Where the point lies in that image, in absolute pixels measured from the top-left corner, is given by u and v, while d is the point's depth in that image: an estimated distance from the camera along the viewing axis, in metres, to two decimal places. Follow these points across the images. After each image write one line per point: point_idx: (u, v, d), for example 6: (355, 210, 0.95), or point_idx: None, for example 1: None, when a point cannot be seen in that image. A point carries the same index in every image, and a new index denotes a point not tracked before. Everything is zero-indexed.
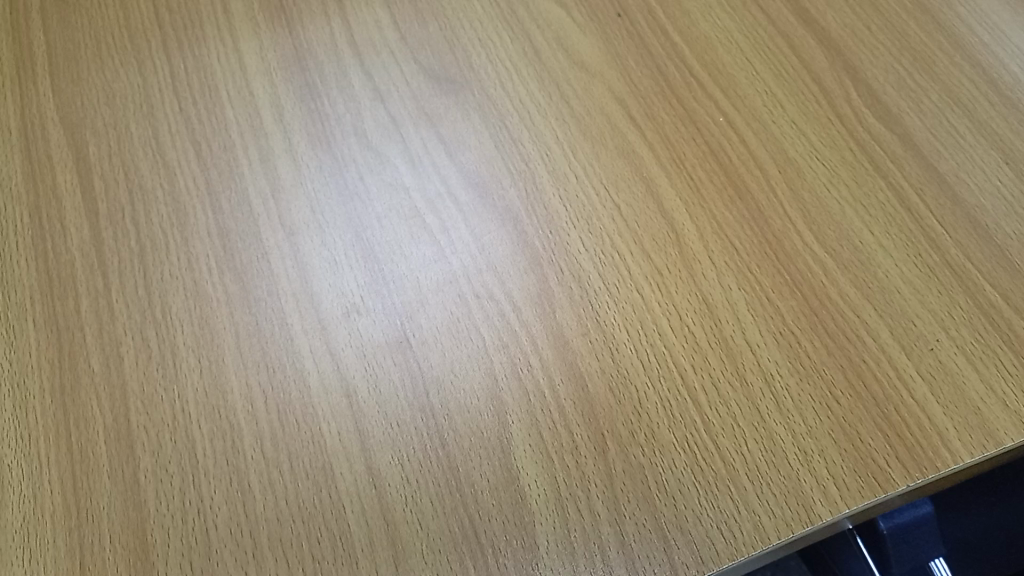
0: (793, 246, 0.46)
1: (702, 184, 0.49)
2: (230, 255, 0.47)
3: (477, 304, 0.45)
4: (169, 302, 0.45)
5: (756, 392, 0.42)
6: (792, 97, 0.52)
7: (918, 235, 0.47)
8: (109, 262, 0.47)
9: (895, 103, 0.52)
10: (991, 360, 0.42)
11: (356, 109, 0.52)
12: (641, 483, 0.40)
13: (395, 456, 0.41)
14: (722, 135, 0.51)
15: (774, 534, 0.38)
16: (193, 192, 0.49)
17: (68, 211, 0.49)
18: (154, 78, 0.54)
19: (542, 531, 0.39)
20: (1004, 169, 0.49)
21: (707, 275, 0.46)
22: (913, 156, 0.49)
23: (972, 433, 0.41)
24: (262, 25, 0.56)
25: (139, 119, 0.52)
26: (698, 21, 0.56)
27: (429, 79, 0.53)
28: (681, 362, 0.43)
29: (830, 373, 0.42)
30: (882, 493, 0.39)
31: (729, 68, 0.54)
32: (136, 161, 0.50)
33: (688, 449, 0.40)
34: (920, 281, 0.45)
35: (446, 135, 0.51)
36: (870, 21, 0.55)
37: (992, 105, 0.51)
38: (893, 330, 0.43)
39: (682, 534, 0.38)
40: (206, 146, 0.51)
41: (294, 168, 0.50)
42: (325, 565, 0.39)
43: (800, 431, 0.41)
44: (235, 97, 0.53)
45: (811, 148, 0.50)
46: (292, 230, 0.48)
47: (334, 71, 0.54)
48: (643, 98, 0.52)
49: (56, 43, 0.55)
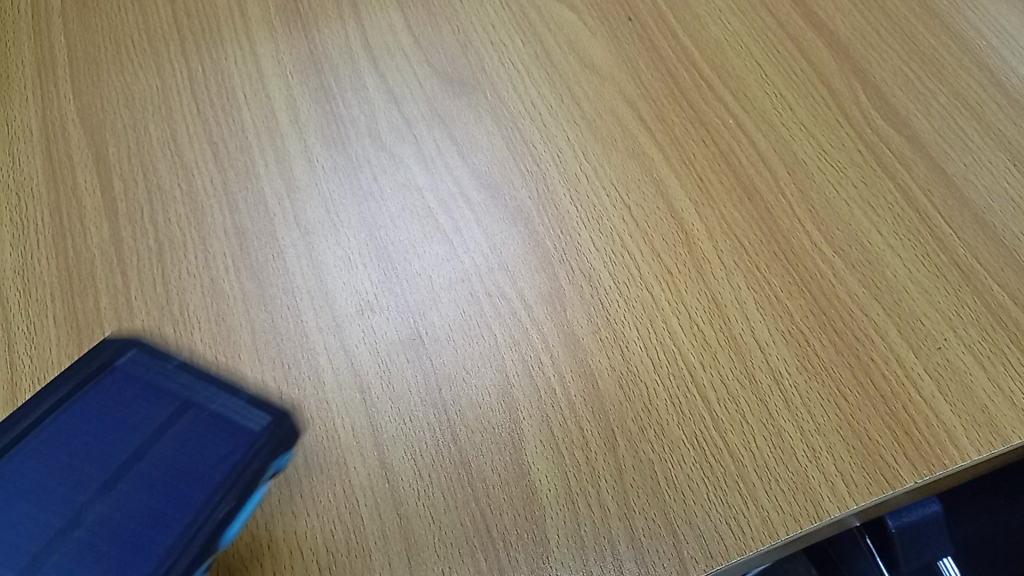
0: (801, 246, 0.47)
1: (712, 185, 0.50)
2: (246, 254, 0.48)
3: (488, 302, 0.46)
4: (187, 300, 0.46)
5: (765, 389, 0.42)
6: (801, 99, 0.53)
7: (926, 235, 0.47)
8: (128, 260, 0.48)
9: (903, 105, 0.52)
10: (999, 359, 0.43)
11: (371, 111, 0.53)
12: (650, 478, 0.40)
13: (408, 451, 0.41)
14: (732, 137, 0.51)
15: (782, 530, 0.39)
16: (210, 192, 0.50)
17: (88, 210, 0.49)
18: (173, 80, 0.55)
19: (552, 525, 0.39)
20: (1011, 171, 0.49)
21: (716, 275, 0.46)
22: (921, 158, 0.50)
23: (980, 430, 0.41)
24: (278, 29, 0.57)
25: (158, 121, 0.53)
26: (708, 25, 0.56)
27: (443, 81, 0.54)
28: (690, 360, 0.43)
29: (838, 371, 0.43)
30: (889, 489, 0.40)
31: (739, 71, 0.54)
32: (155, 162, 0.51)
33: (697, 445, 0.41)
34: (928, 281, 0.45)
35: (459, 136, 0.52)
36: (879, 25, 0.56)
37: (999, 107, 0.52)
38: (901, 329, 0.44)
39: (691, 529, 0.39)
40: (223, 147, 0.52)
41: (310, 168, 0.51)
42: (339, 558, 0.39)
43: (808, 428, 0.41)
44: (252, 99, 0.54)
45: (820, 150, 0.50)
46: (307, 229, 0.49)
47: (348, 73, 0.55)
48: (653, 100, 0.53)
49: (76, 46, 0.56)
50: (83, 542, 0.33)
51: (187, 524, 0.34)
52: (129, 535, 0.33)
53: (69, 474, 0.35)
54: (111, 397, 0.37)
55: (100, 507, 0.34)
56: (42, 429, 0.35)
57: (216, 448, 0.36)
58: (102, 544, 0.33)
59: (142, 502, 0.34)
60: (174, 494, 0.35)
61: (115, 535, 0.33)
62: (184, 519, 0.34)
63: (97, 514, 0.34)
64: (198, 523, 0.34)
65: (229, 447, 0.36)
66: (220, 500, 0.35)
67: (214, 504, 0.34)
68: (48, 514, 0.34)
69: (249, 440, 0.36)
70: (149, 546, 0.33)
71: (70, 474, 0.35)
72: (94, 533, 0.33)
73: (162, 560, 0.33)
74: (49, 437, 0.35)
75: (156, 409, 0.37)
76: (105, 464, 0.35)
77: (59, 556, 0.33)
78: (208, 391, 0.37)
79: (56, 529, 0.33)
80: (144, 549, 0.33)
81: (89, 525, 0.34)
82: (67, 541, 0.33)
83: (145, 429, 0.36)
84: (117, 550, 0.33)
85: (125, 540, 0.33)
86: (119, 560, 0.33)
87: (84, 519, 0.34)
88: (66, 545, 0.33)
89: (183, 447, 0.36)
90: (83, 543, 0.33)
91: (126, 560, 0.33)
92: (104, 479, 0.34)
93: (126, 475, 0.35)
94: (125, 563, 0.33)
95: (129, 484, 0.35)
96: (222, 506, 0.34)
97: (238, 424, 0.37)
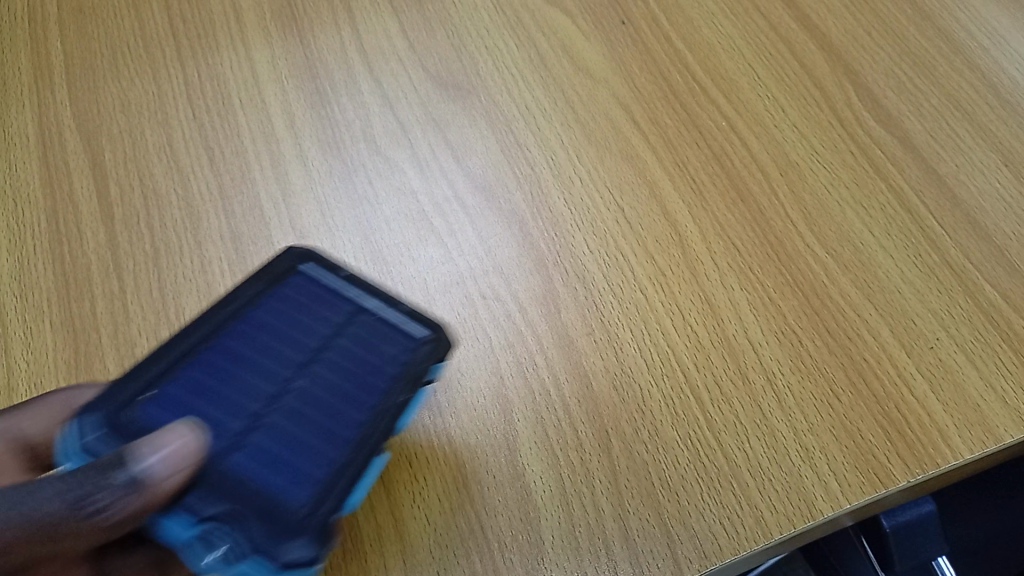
0: (794, 247, 0.47)
1: (705, 187, 0.50)
2: (242, 258, 0.48)
3: (483, 305, 0.46)
4: (182, 304, 0.46)
5: (758, 389, 0.43)
6: (794, 101, 0.53)
7: (918, 235, 0.47)
8: (124, 265, 0.48)
9: (895, 107, 0.52)
10: (991, 358, 0.43)
11: (365, 115, 0.53)
12: (644, 479, 0.40)
13: (403, 454, 0.42)
14: (725, 139, 0.52)
15: (776, 530, 0.39)
16: (206, 197, 0.50)
17: (85, 216, 0.50)
18: (169, 86, 0.55)
19: (547, 526, 0.39)
20: (1003, 171, 0.50)
21: (710, 276, 0.46)
22: (913, 159, 0.50)
23: (973, 429, 0.41)
24: (273, 34, 0.57)
25: (154, 126, 0.53)
26: (701, 28, 0.57)
27: (437, 85, 0.55)
28: (684, 361, 0.44)
29: (831, 371, 0.43)
30: (883, 488, 0.40)
31: (732, 73, 0.54)
32: (151, 168, 0.52)
33: (691, 445, 0.41)
34: (920, 281, 0.46)
35: (454, 140, 0.52)
36: (871, 27, 0.56)
37: (991, 108, 0.52)
38: (894, 329, 0.44)
39: (685, 529, 0.39)
40: (219, 152, 0.52)
41: (305, 172, 0.51)
42: (335, 561, 0.39)
43: (801, 428, 0.41)
44: (247, 104, 0.54)
45: (812, 152, 0.51)
46: (302, 234, 0.49)
47: (343, 78, 0.55)
48: (647, 103, 0.53)
49: (72, 53, 0.57)
50: (281, 423, 0.36)
51: (372, 410, 0.37)
52: (319, 415, 0.37)
53: (255, 367, 0.37)
54: (294, 302, 0.40)
55: (291, 395, 0.37)
56: (224, 331, 0.38)
57: (389, 346, 0.39)
58: (296, 426, 0.36)
59: (326, 391, 0.37)
60: (354, 385, 0.38)
61: (309, 417, 0.36)
62: (367, 402, 0.37)
63: (289, 402, 0.37)
64: (379, 409, 0.37)
65: (399, 347, 0.39)
66: (395, 390, 0.38)
67: (389, 395, 0.38)
68: (245, 399, 0.36)
69: (416, 343, 0.40)
70: (340, 427, 0.36)
71: (257, 367, 0.37)
72: (288, 415, 0.36)
73: (354, 439, 0.36)
74: (237, 338, 0.38)
75: (334, 312, 0.40)
76: (290, 358, 0.38)
77: (258, 436, 0.35)
78: (376, 301, 0.41)
79: (254, 412, 0.36)
80: (330, 432, 0.36)
81: (285, 411, 0.36)
82: (265, 423, 0.36)
83: (329, 328, 0.39)
84: (312, 430, 0.36)
85: (316, 422, 0.36)
86: (314, 439, 0.36)
87: (279, 406, 0.36)
88: (265, 426, 0.36)
89: (360, 345, 0.39)
90: (281, 423, 0.36)
91: (322, 438, 0.36)
92: (296, 365, 0.38)
93: (308, 368, 0.38)
94: (320, 441, 0.36)
95: (314, 377, 0.38)
96: (399, 394, 0.38)
97: (406, 330, 0.40)
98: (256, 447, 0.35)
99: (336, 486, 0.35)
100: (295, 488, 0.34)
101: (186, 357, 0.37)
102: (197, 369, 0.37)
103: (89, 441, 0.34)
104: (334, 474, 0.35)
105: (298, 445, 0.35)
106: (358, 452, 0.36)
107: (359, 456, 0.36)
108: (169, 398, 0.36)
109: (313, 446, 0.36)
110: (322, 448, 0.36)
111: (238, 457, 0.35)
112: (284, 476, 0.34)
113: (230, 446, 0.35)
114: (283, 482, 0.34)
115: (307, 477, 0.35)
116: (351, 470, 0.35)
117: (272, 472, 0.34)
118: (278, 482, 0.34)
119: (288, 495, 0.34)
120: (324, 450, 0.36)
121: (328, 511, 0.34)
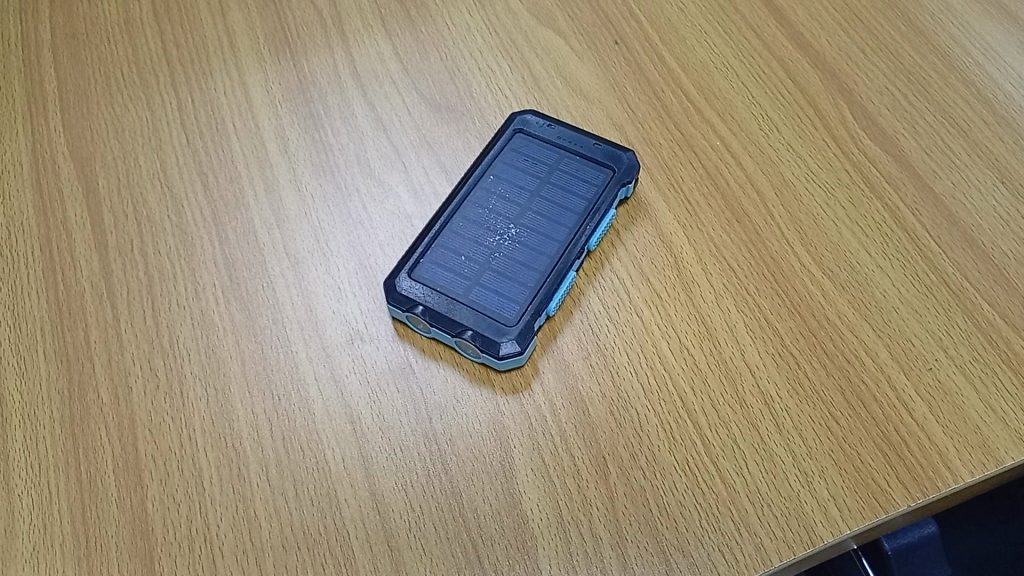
0: (790, 269, 0.47)
1: (700, 208, 0.50)
2: (236, 285, 0.48)
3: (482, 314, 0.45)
4: (176, 332, 0.46)
5: (756, 413, 0.42)
6: (789, 120, 0.53)
7: (915, 255, 0.47)
8: (118, 293, 0.48)
9: (890, 124, 0.52)
10: (990, 379, 0.43)
11: (359, 139, 0.53)
12: (642, 506, 0.40)
13: (398, 481, 0.41)
14: (720, 159, 0.51)
15: (775, 557, 0.39)
16: (201, 224, 0.50)
17: (78, 243, 0.50)
18: (162, 113, 0.55)
19: (544, 554, 0.39)
20: (1000, 189, 0.49)
21: (706, 298, 0.46)
22: (909, 177, 0.50)
23: (973, 452, 0.41)
24: (266, 58, 0.57)
25: (149, 152, 0.53)
26: (695, 47, 0.56)
27: (431, 108, 0.54)
28: (681, 385, 0.43)
29: (829, 394, 0.43)
30: (882, 513, 0.40)
31: (726, 92, 0.54)
32: (144, 194, 0.52)
33: (689, 471, 0.41)
34: (918, 301, 0.45)
35: (448, 163, 0.52)
36: (865, 44, 0.56)
37: (987, 125, 0.52)
38: (892, 350, 0.44)
39: (684, 557, 0.39)
40: (213, 178, 0.52)
41: (299, 198, 0.51)
42: None
43: (800, 452, 0.41)
44: (241, 129, 0.54)
45: (807, 171, 0.51)
46: (297, 260, 0.48)
47: (337, 101, 0.55)
48: (641, 122, 0.53)
49: (65, 78, 0.57)
50: (501, 262, 0.46)
51: (566, 238, 0.46)
52: (536, 244, 0.46)
53: (482, 223, 0.47)
54: (509, 169, 0.50)
55: (508, 240, 0.47)
56: (466, 198, 0.48)
57: (580, 191, 0.48)
58: (510, 262, 0.46)
59: (532, 234, 0.47)
60: (553, 224, 0.47)
61: (520, 253, 0.46)
62: (569, 230, 0.47)
63: (508, 244, 0.46)
64: (574, 236, 0.46)
65: (588, 190, 0.48)
66: (587, 221, 0.47)
67: (583, 224, 0.47)
68: (477, 247, 0.46)
69: (600, 185, 0.48)
70: (544, 256, 0.46)
71: (484, 223, 0.47)
72: (506, 255, 0.46)
73: (561, 257, 0.46)
74: (477, 200, 0.48)
75: (538, 170, 0.49)
76: (507, 212, 0.48)
77: (486, 275, 0.46)
78: (567, 157, 0.50)
79: (488, 249, 0.46)
80: (544, 255, 0.46)
81: (506, 251, 0.46)
82: (492, 263, 0.46)
83: (536, 184, 0.49)
84: (521, 261, 0.46)
85: (526, 255, 0.46)
86: (525, 267, 0.46)
87: (500, 249, 0.46)
88: (491, 265, 0.46)
89: (562, 194, 0.48)
90: (502, 261, 0.46)
91: (531, 266, 0.46)
92: (515, 214, 0.48)
93: (520, 218, 0.47)
94: (529, 268, 0.45)
95: (523, 223, 0.47)
96: (588, 225, 0.47)
97: (590, 179, 0.49)
98: (495, 273, 0.46)
99: (540, 299, 0.45)
100: (514, 307, 0.44)
101: (444, 219, 0.48)
102: (453, 225, 0.48)
103: (398, 284, 0.46)
104: (540, 291, 0.45)
105: (521, 265, 0.46)
106: (561, 267, 0.45)
107: (562, 267, 0.45)
108: (437, 252, 0.47)
109: (523, 274, 0.45)
110: (532, 273, 0.45)
111: (483, 282, 0.45)
112: (503, 299, 0.45)
113: (477, 271, 0.46)
114: (504, 304, 0.45)
115: (520, 298, 0.45)
116: (550, 285, 0.45)
117: (501, 288, 0.45)
118: (501, 303, 0.45)
119: (508, 312, 0.44)
120: (532, 274, 0.45)
121: (536, 317, 0.44)
